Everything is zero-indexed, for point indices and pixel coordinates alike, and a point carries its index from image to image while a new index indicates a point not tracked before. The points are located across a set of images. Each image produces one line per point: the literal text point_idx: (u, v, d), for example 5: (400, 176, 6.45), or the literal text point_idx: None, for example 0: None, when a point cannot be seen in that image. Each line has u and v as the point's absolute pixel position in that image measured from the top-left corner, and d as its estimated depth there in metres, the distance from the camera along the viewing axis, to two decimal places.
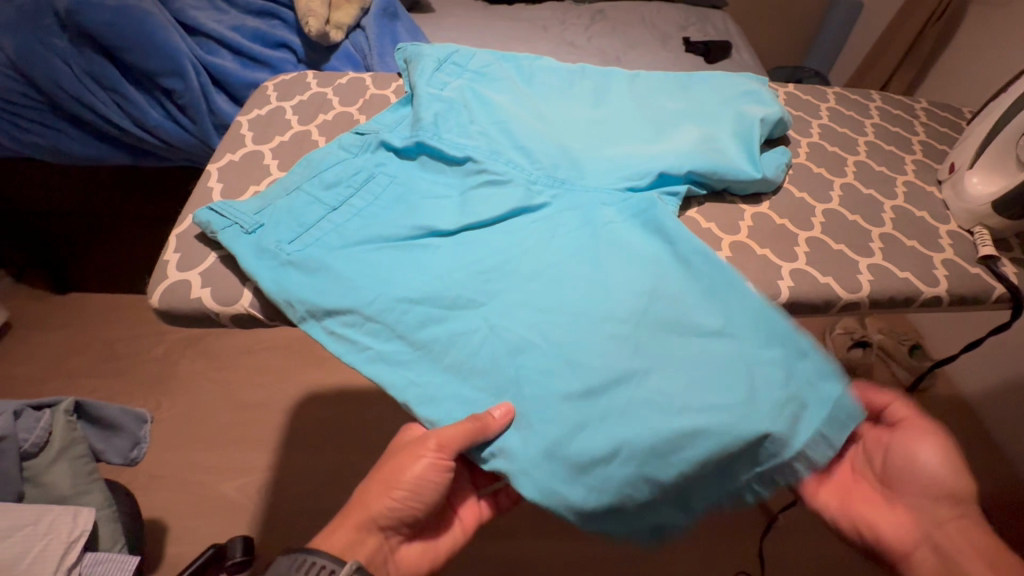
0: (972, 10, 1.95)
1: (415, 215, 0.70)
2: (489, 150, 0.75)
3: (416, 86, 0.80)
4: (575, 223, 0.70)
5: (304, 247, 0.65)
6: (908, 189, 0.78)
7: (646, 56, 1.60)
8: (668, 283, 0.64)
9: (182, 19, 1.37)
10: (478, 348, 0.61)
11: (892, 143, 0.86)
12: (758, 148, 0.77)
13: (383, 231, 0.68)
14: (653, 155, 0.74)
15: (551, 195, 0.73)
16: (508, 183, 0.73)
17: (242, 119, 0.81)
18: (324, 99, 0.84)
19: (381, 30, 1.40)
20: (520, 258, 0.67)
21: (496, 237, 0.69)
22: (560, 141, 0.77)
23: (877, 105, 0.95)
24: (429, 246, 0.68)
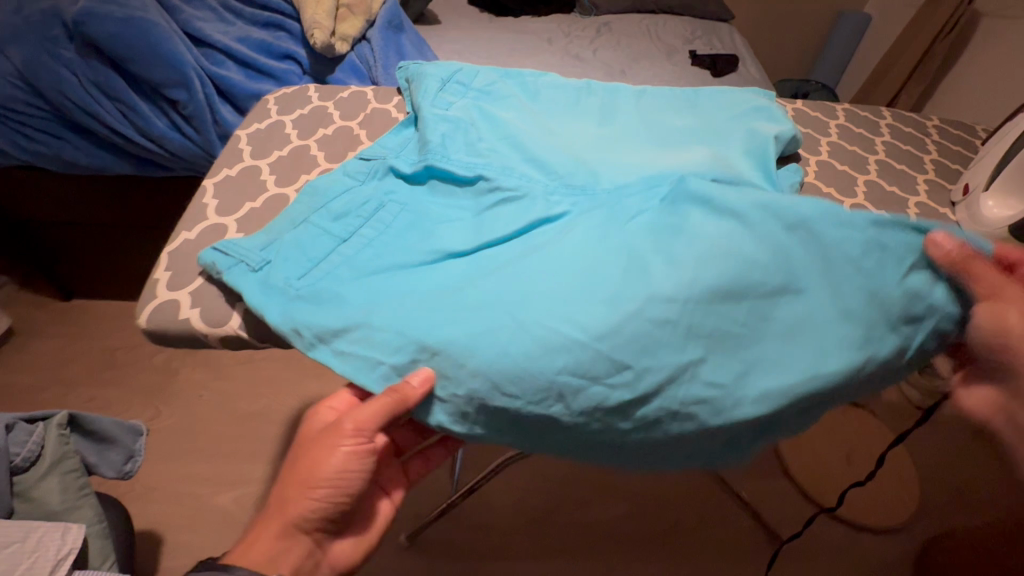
0: (984, 23, 1.93)
1: (428, 235, 0.65)
2: (502, 165, 0.71)
3: (421, 107, 0.76)
4: (602, 220, 0.62)
5: (317, 278, 0.62)
6: (921, 211, 0.75)
7: (651, 70, 1.59)
8: (724, 236, 0.56)
9: (189, 30, 1.37)
10: (505, 347, 0.53)
11: (903, 162, 0.84)
12: (772, 166, 0.75)
13: (396, 259, 0.63)
14: (671, 165, 0.72)
15: (574, 200, 0.67)
16: (524, 198, 0.67)
17: (241, 132, 0.80)
18: (325, 113, 0.83)
19: (385, 42, 1.39)
20: (545, 257, 0.60)
21: (520, 242, 0.64)
22: (574, 152, 0.73)
23: (888, 122, 0.93)
24: (444, 265, 0.62)
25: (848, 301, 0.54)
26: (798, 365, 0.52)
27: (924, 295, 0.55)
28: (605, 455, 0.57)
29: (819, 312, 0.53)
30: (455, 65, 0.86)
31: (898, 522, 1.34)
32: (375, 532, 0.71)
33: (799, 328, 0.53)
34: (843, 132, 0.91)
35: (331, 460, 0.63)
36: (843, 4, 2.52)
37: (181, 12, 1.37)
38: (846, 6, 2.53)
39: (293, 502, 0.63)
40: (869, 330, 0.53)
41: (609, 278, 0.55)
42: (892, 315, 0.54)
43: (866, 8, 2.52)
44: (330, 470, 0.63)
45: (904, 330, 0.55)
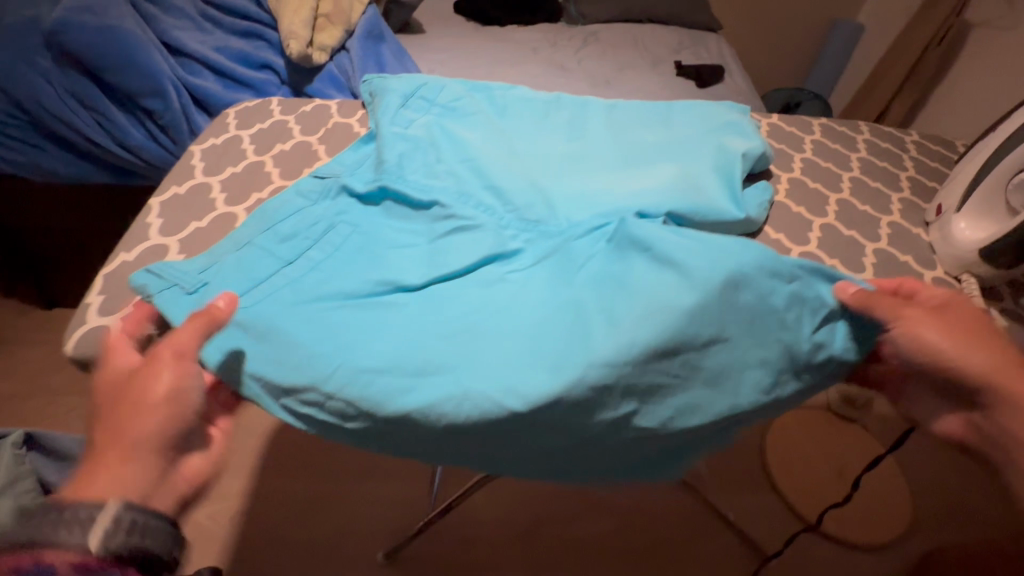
0: (976, 33, 1.92)
1: (375, 273, 0.62)
2: (459, 193, 0.69)
3: (380, 124, 0.74)
4: (556, 271, 0.62)
5: (260, 314, 0.58)
6: (893, 230, 0.73)
7: (636, 81, 1.57)
8: (669, 290, 0.55)
9: (167, 40, 1.36)
10: (454, 418, 0.50)
11: (878, 180, 0.82)
12: (739, 186, 0.73)
13: (343, 286, 0.60)
14: (628, 195, 0.69)
15: (527, 238, 0.66)
16: (479, 228, 0.66)
17: (196, 148, 0.78)
18: (285, 128, 0.81)
19: (364, 53, 1.38)
20: (489, 310, 0.58)
21: (470, 289, 0.61)
22: (526, 183, 0.71)
23: (865, 137, 0.91)
24: (394, 303, 0.59)
25: (768, 342, 0.55)
26: (720, 405, 0.53)
27: (835, 333, 0.58)
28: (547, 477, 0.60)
29: (746, 359, 0.54)
30: (421, 76, 0.84)
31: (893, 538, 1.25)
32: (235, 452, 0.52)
33: (720, 375, 0.54)
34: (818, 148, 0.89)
35: (160, 375, 0.49)
36: (836, 12, 2.51)
37: (159, 21, 1.36)
38: (839, 15, 2.51)
39: (120, 423, 0.47)
40: (777, 373, 0.55)
41: (550, 338, 0.54)
42: (804, 352, 0.56)
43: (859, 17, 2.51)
44: (164, 388, 0.49)
45: (806, 371, 0.57)
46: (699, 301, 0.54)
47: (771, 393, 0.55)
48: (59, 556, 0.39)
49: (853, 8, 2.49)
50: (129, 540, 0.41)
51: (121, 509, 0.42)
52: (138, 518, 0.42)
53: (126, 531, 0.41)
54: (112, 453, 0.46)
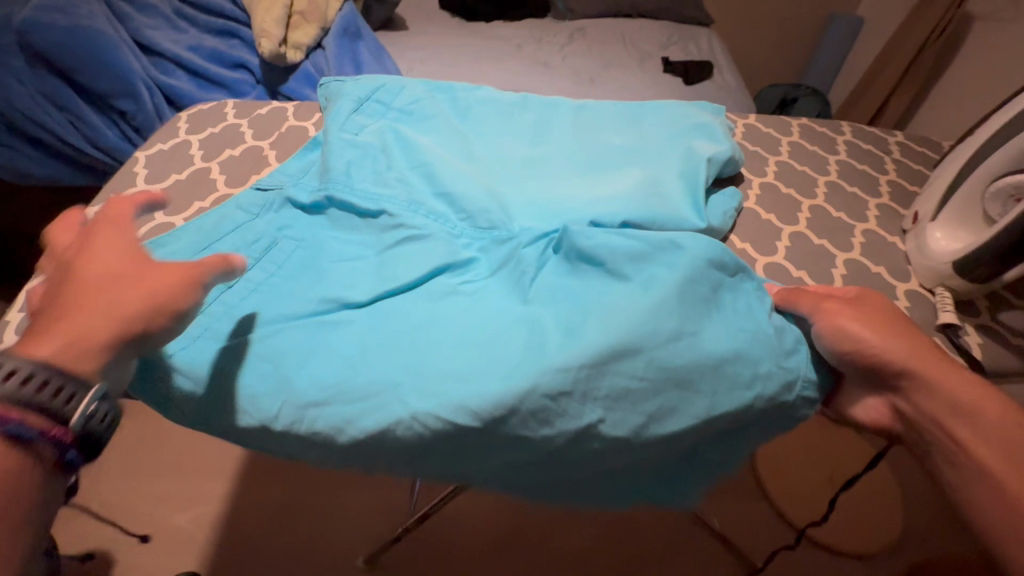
0: (976, 28, 1.87)
1: (320, 287, 0.57)
2: (409, 203, 0.65)
3: (328, 131, 0.71)
4: (509, 284, 0.58)
5: (197, 352, 0.53)
6: (868, 239, 0.69)
7: (621, 78, 1.53)
8: (628, 310, 0.52)
9: (139, 39, 1.33)
10: (408, 438, 0.47)
11: (856, 184, 0.78)
12: (701, 194, 0.69)
13: (282, 309, 0.55)
14: (581, 203, 0.66)
15: (480, 244, 0.62)
16: (429, 237, 0.61)
17: (142, 154, 0.76)
18: (238, 132, 0.79)
19: (340, 50, 1.35)
20: (440, 324, 0.53)
21: (421, 302, 0.55)
22: (479, 190, 0.66)
23: (845, 139, 0.87)
24: (339, 320, 0.54)
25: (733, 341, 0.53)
26: (698, 408, 0.50)
27: (787, 344, 0.55)
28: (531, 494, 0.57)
29: (713, 360, 0.51)
30: (377, 78, 0.80)
31: (876, 549, 1.24)
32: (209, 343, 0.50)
33: (693, 375, 0.50)
34: (796, 150, 0.85)
35: (158, 277, 0.48)
36: (834, 6, 2.45)
37: (130, 19, 1.33)
38: (838, 9, 2.46)
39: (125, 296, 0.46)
40: (750, 370, 0.52)
41: (509, 350, 0.50)
42: (775, 356, 0.54)
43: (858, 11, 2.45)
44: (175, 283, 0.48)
45: (786, 373, 0.54)
46: (653, 309, 0.51)
47: (750, 390, 0.51)
48: (33, 418, 0.39)
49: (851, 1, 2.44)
50: (94, 426, 0.42)
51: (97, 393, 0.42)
52: (108, 409, 0.43)
53: (95, 418, 0.42)
54: (88, 327, 0.44)
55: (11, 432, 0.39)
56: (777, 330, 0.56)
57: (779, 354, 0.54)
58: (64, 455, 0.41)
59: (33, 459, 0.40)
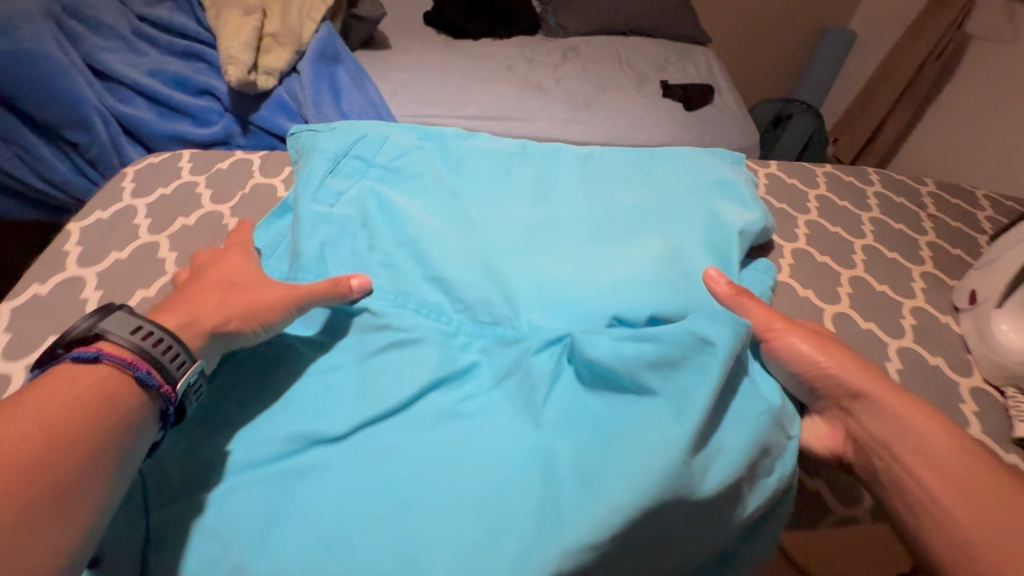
0: (974, 46, 1.82)
1: (292, 416, 0.48)
2: (397, 295, 0.56)
3: (300, 200, 0.62)
4: (515, 402, 0.49)
5: (133, 525, 0.43)
6: (918, 320, 0.62)
7: (619, 102, 1.44)
8: (651, 433, 0.43)
9: (92, 63, 1.20)
10: None
11: (895, 248, 0.70)
12: (734, 269, 0.62)
13: (246, 454, 0.46)
14: (593, 292, 0.58)
15: (479, 345, 0.54)
16: (420, 343, 0.53)
17: (77, 225, 0.66)
18: (192, 194, 0.70)
19: (317, 76, 1.23)
20: (432, 473, 0.44)
21: (411, 434, 0.47)
22: (480, 276, 0.58)
23: (875, 189, 0.79)
24: (311, 468, 0.45)
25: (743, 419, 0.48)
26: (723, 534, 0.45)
27: (790, 417, 0.52)
28: None
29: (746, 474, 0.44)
30: (359, 129, 0.70)
31: None
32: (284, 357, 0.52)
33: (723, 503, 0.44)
34: (824, 204, 0.77)
35: (274, 288, 0.52)
36: (827, 20, 2.40)
37: (83, 41, 1.19)
38: (830, 23, 2.41)
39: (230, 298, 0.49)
40: (768, 457, 0.48)
41: (519, 507, 0.41)
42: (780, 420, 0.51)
43: (850, 24, 2.41)
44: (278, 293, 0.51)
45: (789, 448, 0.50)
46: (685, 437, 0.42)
47: (771, 472, 0.48)
48: (157, 373, 0.41)
49: (843, 16, 2.40)
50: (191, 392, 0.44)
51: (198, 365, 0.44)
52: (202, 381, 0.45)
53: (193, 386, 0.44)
54: (207, 311, 0.46)
55: (142, 378, 0.40)
56: (781, 404, 0.52)
57: (784, 419, 0.51)
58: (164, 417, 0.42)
59: (147, 408, 0.40)
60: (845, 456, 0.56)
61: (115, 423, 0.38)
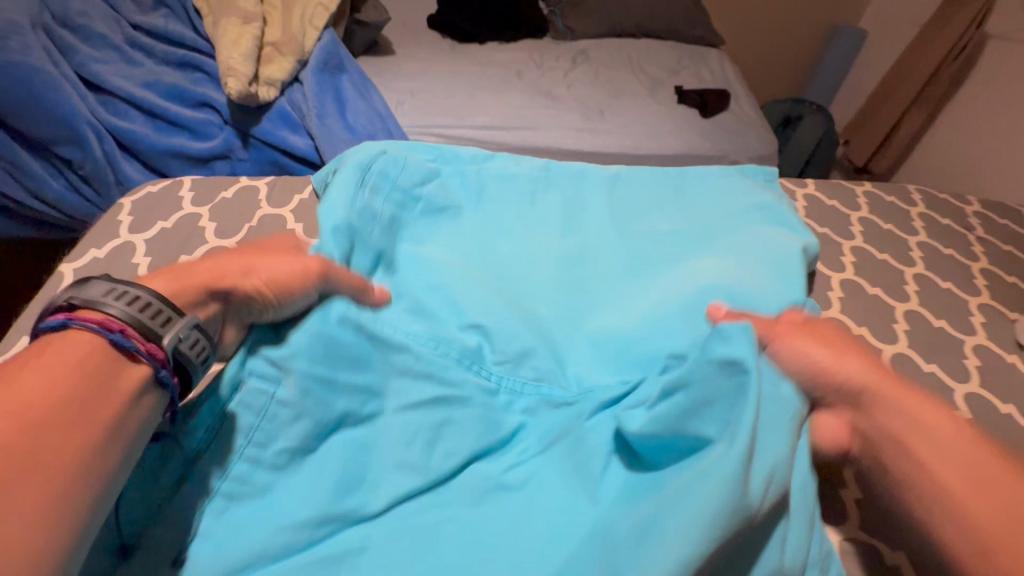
0: (993, 45, 1.78)
1: (318, 487, 0.44)
2: (430, 354, 0.52)
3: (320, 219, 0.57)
4: (568, 469, 0.47)
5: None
6: (981, 360, 0.57)
7: (633, 110, 1.39)
8: (703, 487, 0.39)
9: (85, 75, 1.14)
10: None
11: (949, 278, 0.66)
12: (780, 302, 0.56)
13: (274, 529, 0.42)
14: (633, 341, 0.55)
15: (524, 404, 0.52)
16: (465, 404, 0.50)
17: (71, 264, 0.62)
18: (196, 228, 0.67)
19: (321, 87, 1.18)
20: (483, 553, 0.41)
21: (455, 509, 0.45)
22: (517, 336, 0.55)
23: (920, 212, 0.75)
24: (350, 549, 0.42)
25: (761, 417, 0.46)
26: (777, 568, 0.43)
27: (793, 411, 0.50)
28: None
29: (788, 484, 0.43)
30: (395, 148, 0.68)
31: None
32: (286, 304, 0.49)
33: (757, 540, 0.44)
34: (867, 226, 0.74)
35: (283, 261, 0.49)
36: (836, 18, 2.36)
37: (75, 52, 1.14)
38: (840, 22, 2.36)
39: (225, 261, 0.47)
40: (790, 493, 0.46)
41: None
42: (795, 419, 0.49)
43: (860, 24, 2.36)
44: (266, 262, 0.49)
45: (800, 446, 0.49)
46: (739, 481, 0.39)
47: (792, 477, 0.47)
48: (135, 331, 0.38)
49: (853, 14, 2.35)
50: (188, 353, 0.41)
51: (195, 327, 0.41)
52: (203, 342, 0.42)
53: (189, 345, 0.41)
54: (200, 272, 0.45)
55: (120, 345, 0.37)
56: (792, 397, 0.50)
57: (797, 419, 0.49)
58: (162, 382, 0.39)
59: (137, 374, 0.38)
60: (849, 451, 0.49)
61: (104, 386, 0.35)
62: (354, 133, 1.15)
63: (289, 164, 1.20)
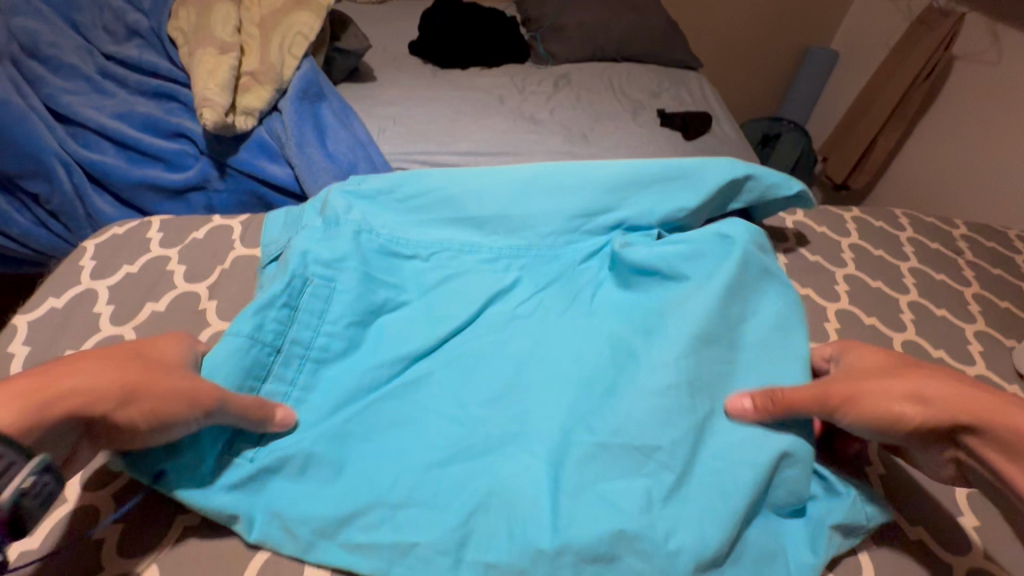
0: (959, 66, 1.83)
1: (377, 348, 0.62)
2: (439, 244, 0.70)
3: (328, 193, 0.72)
4: (559, 299, 0.69)
5: (286, 446, 0.54)
6: None
7: (617, 133, 1.39)
8: (700, 308, 0.63)
9: (53, 107, 1.10)
10: (522, 483, 0.53)
11: (876, 312, 0.79)
12: (706, 187, 0.74)
13: (361, 382, 0.59)
14: (576, 184, 0.73)
15: (521, 264, 0.71)
16: (469, 272, 0.69)
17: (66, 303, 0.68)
18: (166, 273, 0.73)
19: (300, 116, 1.15)
20: (519, 389, 0.61)
21: (487, 336, 0.65)
22: (490, 189, 0.72)
23: (853, 243, 0.90)
24: (418, 377, 0.61)
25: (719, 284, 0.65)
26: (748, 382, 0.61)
27: (763, 274, 0.67)
28: (680, 532, 0.51)
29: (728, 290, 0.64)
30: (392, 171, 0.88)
31: None
32: (160, 419, 0.44)
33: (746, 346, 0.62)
34: (855, 281, 0.84)
35: (158, 386, 0.44)
36: (808, 41, 2.42)
37: (43, 84, 1.10)
38: (812, 43, 2.42)
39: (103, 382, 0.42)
40: (724, 260, 0.67)
41: (593, 373, 0.61)
42: (761, 276, 0.67)
43: (832, 45, 2.43)
44: (151, 407, 0.43)
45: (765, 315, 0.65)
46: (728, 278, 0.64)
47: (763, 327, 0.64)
48: None
49: (824, 37, 2.41)
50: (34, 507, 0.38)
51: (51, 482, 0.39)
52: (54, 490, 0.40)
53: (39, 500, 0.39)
54: (59, 405, 0.39)
55: None
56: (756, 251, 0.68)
57: (756, 284, 0.67)
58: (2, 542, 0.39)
59: None
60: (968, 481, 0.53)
61: None
62: (335, 161, 1.12)
63: (270, 196, 1.17)
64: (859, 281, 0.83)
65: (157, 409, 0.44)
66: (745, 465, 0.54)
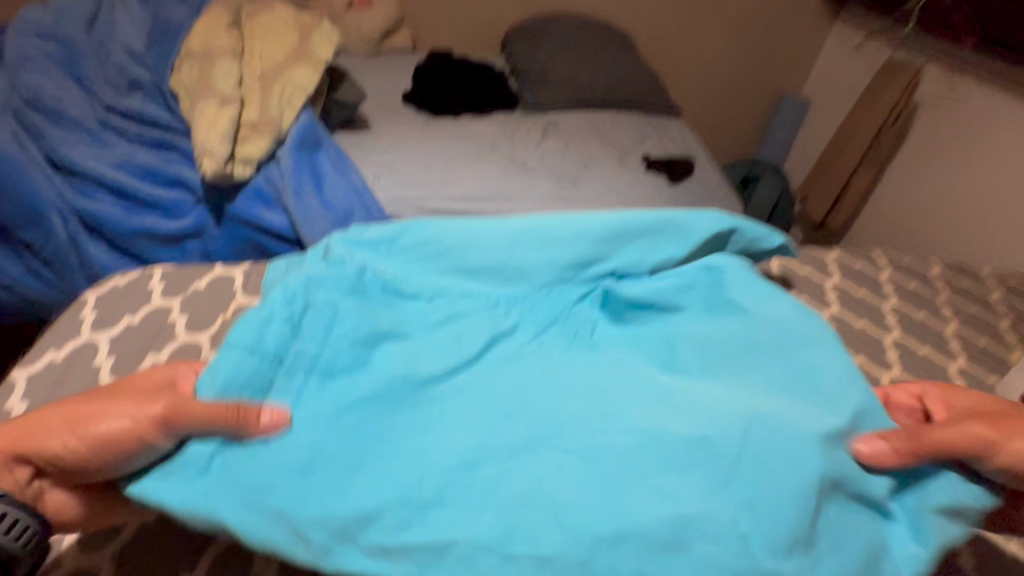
0: (924, 112, 1.94)
1: (380, 371, 0.62)
2: (442, 287, 0.72)
3: (329, 242, 0.73)
4: (559, 340, 0.70)
5: (285, 460, 0.54)
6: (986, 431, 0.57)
7: (604, 178, 1.44)
8: (707, 331, 0.68)
9: (53, 158, 1.12)
10: (564, 483, 0.54)
11: (862, 350, 0.82)
12: (691, 240, 0.77)
13: (358, 392, 0.60)
14: (564, 236, 0.75)
15: (518, 312, 0.71)
16: (470, 314, 0.70)
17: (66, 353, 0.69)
18: (166, 323, 0.74)
19: (298, 165, 1.18)
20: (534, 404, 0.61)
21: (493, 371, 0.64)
22: (484, 237, 0.75)
23: (836, 284, 0.93)
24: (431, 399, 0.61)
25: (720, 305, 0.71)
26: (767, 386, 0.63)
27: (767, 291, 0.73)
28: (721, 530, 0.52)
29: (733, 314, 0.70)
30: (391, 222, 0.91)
31: None
32: (112, 441, 0.50)
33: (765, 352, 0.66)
34: (840, 321, 0.87)
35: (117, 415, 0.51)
36: (781, 89, 2.55)
37: (45, 136, 1.13)
38: (786, 91, 2.55)
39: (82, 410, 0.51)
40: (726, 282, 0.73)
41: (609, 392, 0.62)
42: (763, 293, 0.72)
43: (804, 93, 2.56)
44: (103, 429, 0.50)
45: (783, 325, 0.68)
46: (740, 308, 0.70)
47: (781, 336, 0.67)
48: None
49: (796, 86, 2.55)
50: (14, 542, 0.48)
51: (9, 511, 0.48)
52: (25, 520, 0.49)
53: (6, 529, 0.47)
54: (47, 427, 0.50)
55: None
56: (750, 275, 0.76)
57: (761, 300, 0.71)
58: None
59: None
60: None
61: None
62: (331, 209, 1.15)
63: (266, 242, 1.18)
64: (844, 321, 0.86)
65: (109, 435, 0.50)
66: (784, 454, 0.56)
